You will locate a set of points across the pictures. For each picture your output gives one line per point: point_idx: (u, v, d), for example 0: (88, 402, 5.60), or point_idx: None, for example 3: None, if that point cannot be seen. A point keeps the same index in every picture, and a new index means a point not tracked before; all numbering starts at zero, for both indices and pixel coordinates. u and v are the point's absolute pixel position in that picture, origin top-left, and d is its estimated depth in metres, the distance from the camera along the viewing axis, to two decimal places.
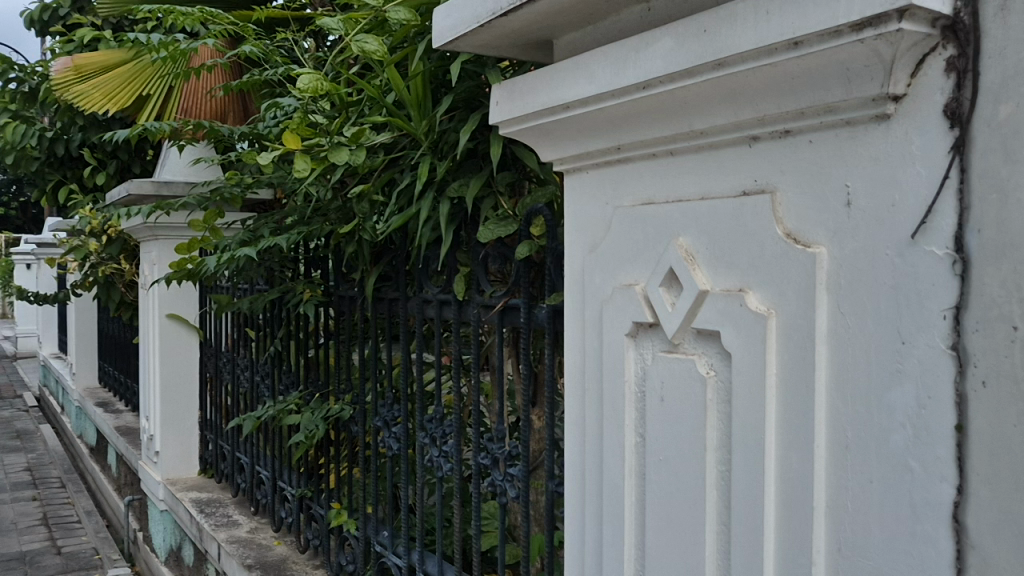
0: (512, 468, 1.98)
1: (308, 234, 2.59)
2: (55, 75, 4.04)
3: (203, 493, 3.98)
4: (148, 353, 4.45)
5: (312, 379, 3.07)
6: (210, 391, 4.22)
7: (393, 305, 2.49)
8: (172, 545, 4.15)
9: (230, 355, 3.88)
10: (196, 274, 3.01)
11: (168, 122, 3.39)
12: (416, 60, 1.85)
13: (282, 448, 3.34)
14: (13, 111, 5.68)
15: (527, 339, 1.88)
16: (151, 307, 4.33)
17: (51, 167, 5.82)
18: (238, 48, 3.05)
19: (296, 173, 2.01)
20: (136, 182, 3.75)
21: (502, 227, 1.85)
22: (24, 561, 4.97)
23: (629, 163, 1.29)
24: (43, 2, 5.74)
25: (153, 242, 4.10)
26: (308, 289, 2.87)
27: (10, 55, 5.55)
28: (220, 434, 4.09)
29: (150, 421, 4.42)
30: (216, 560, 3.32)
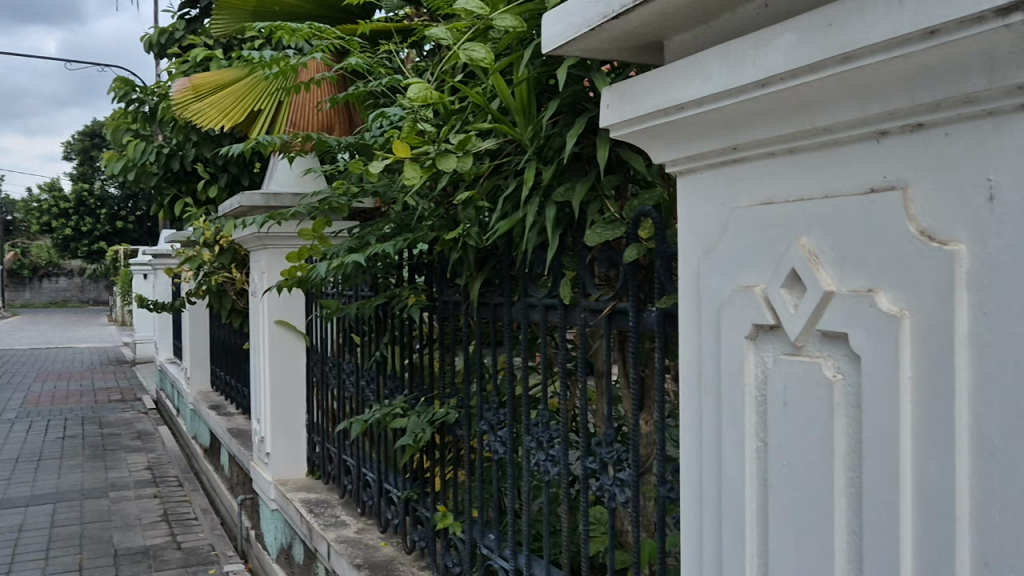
0: (621, 472, 1.97)
1: (412, 241, 2.64)
2: (175, 95, 4.27)
3: (312, 494, 4.10)
4: (259, 359, 4.63)
5: (417, 383, 3.12)
6: (317, 395, 4.35)
7: (497, 309, 2.51)
8: (283, 543, 4.29)
9: (337, 360, 3.99)
10: (306, 281, 3.11)
11: (279, 136, 3.52)
12: (522, 66, 1.87)
13: (388, 451, 3.41)
14: (135, 130, 6.05)
15: (636, 343, 1.86)
16: (261, 314, 4.50)
17: (167, 182, 6.15)
18: (344, 61, 3.14)
19: (406, 181, 2.04)
20: (246, 194, 3.90)
21: (610, 231, 1.84)
22: (148, 555, 5.25)
23: (746, 163, 1.26)
24: (160, 27, 6.07)
25: (263, 251, 4.26)
26: (413, 295, 2.92)
27: (131, 78, 5.88)
28: (327, 437, 4.20)
29: (261, 423, 4.59)
30: (325, 559, 3.41)
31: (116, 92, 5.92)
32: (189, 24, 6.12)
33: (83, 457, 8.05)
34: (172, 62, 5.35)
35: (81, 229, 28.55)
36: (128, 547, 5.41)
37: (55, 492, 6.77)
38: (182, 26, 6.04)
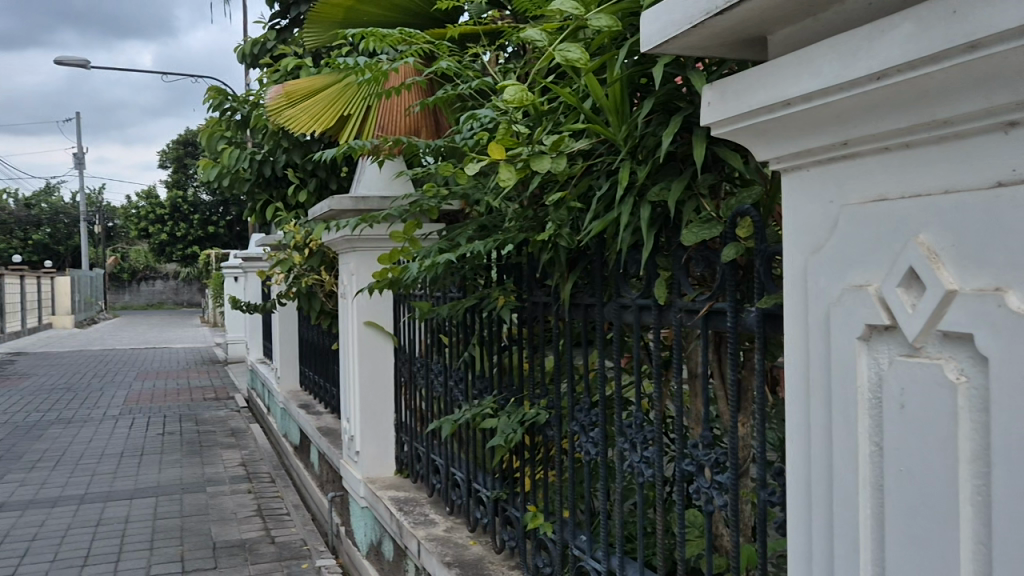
0: (719, 475, 1.93)
1: (502, 242, 2.66)
2: (270, 103, 4.42)
3: (401, 492, 4.17)
4: (348, 359, 4.73)
5: (506, 383, 3.14)
6: (405, 395, 4.42)
7: (589, 310, 2.51)
8: (373, 540, 4.37)
9: (425, 360, 4.05)
10: (398, 282, 3.17)
11: (369, 141, 3.59)
12: (617, 66, 1.87)
13: (477, 450, 3.44)
14: (228, 138, 6.29)
15: (735, 343, 1.83)
16: (350, 315, 4.61)
17: (260, 188, 6.34)
18: (433, 66, 3.19)
19: (501, 183, 2.07)
20: (336, 197, 3.99)
21: (706, 230, 1.82)
22: (245, 548, 5.43)
23: (856, 159, 1.22)
24: (253, 38, 6.28)
25: (351, 253, 4.35)
26: (502, 295, 2.94)
27: (225, 88, 6.10)
28: (415, 436, 4.26)
29: (351, 422, 4.69)
30: (416, 556, 3.46)
31: (211, 101, 6.15)
32: (279, 34, 6.31)
33: (181, 453, 8.39)
34: (265, 71, 5.53)
35: (175, 234, 29.74)
36: (225, 540, 5.61)
37: (156, 485, 7.08)
38: (272, 36, 6.23)
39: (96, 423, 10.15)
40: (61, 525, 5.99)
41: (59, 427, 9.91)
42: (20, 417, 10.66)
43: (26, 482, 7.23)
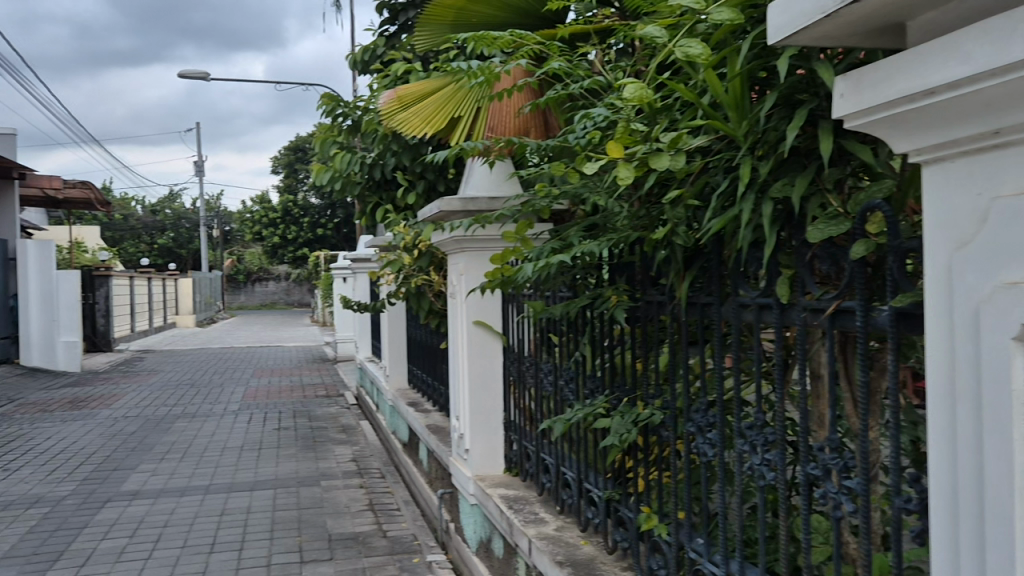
0: (848, 480, 1.85)
1: (616, 241, 2.65)
2: (384, 108, 4.53)
3: (510, 490, 4.20)
4: (457, 358, 4.80)
5: (619, 383, 3.11)
6: (514, 394, 4.45)
7: (706, 309, 2.47)
8: (483, 537, 4.42)
9: (534, 359, 4.06)
10: (510, 282, 3.19)
11: (480, 142, 3.64)
12: (739, 60, 1.83)
13: (589, 450, 3.44)
14: (341, 142, 6.47)
15: (864, 343, 1.76)
16: (459, 315, 4.68)
17: (370, 191, 6.49)
18: (545, 66, 3.20)
19: (619, 181, 2.06)
20: (446, 199, 4.04)
21: (833, 227, 1.76)
22: (358, 541, 5.59)
23: (1008, 149, 1.16)
24: (364, 45, 6.46)
25: (461, 254, 4.41)
26: (615, 295, 2.93)
27: (337, 94, 6.30)
28: (524, 434, 4.29)
29: (460, 421, 4.76)
30: (527, 554, 3.48)
31: (325, 108, 6.36)
32: (389, 40, 6.47)
33: (296, 447, 8.71)
34: (376, 77, 5.67)
35: (287, 237, 30.90)
36: (340, 532, 5.80)
37: (274, 478, 7.38)
38: (382, 43, 6.40)
39: (218, 418, 10.66)
40: (189, 513, 6.32)
41: (184, 420, 10.46)
42: (149, 410, 11.31)
43: (157, 473, 7.67)
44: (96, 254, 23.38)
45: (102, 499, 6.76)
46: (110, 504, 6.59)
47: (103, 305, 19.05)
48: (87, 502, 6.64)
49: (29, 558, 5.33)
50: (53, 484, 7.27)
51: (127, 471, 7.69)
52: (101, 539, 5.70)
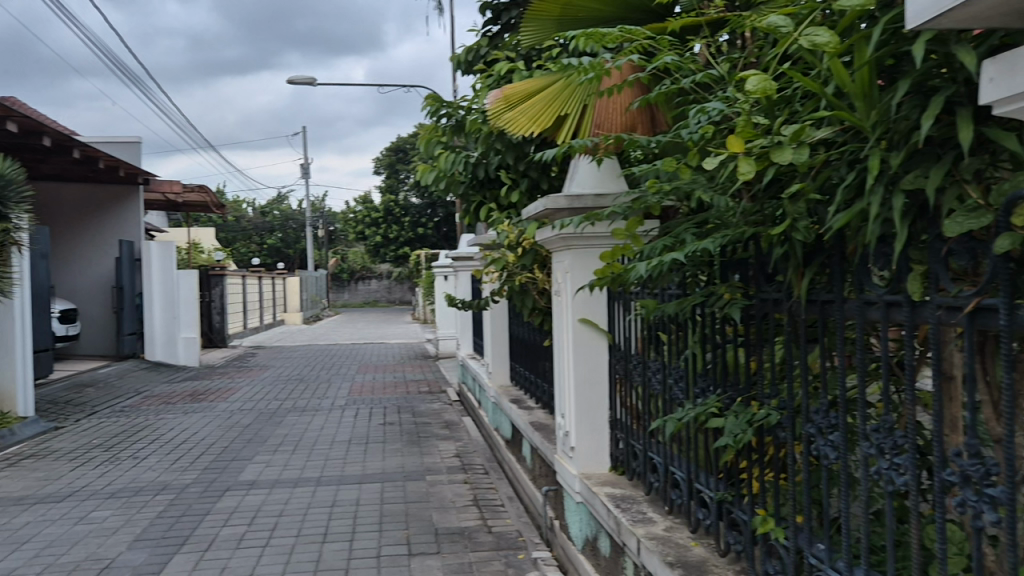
0: (989, 488, 1.75)
1: (731, 237, 2.59)
2: (491, 108, 4.57)
3: (617, 489, 4.17)
4: (562, 356, 4.80)
5: (732, 383, 3.04)
6: (621, 392, 4.41)
7: (828, 307, 2.38)
8: (589, 536, 4.40)
9: (641, 357, 4.02)
10: (620, 279, 3.16)
11: (587, 140, 3.64)
12: (868, 47, 1.76)
13: (700, 450, 3.37)
14: (445, 143, 6.56)
15: (1007, 342, 1.66)
16: (565, 313, 4.67)
17: (474, 190, 6.55)
18: (655, 61, 3.16)
19: (740, 176, 2.05)
20: (551, 197, 4.06)
21: (973, 220, 1.67)
22: (464, 535, 5.68)
23: None
24: (467, 46, 6.54)
25: (566, 252, 4.40)
26: (729, 293, 2.86)
27: (441, 95, 6.40)
28: (631, 433, 4.24)
29: (565, 418, 4.76)
30: (635, 555, 3.43)
31: (429, 109, 6.47)
32: (492, 40, 6.52)
33: (401, 442, 8.91)
34: (480, 77, 5.73)
35: (389, 236, 31.61)
36: (446, 527, 5.89)
37: (381, 472, 7.56)
38: (485, 43, 6.46)
39: (327, 412, 11.01)
40: (302, 503, 6.56)
41: (295, 414, 10.87)
42: (262, 404, 11.79)
43: (271, 463, 7.99)
44: (213, 254, 24.56)
45: (222, 487, 7.10)
46: (230, 493, 6.91)
47: (219, 303, 19.99)
48: (209, 490, 6.98)
49: (158, 541, 5.65)
50: (178, 472, 7.68)
51: (244, 462, 8.04)
52: (223, 525, 5.98)
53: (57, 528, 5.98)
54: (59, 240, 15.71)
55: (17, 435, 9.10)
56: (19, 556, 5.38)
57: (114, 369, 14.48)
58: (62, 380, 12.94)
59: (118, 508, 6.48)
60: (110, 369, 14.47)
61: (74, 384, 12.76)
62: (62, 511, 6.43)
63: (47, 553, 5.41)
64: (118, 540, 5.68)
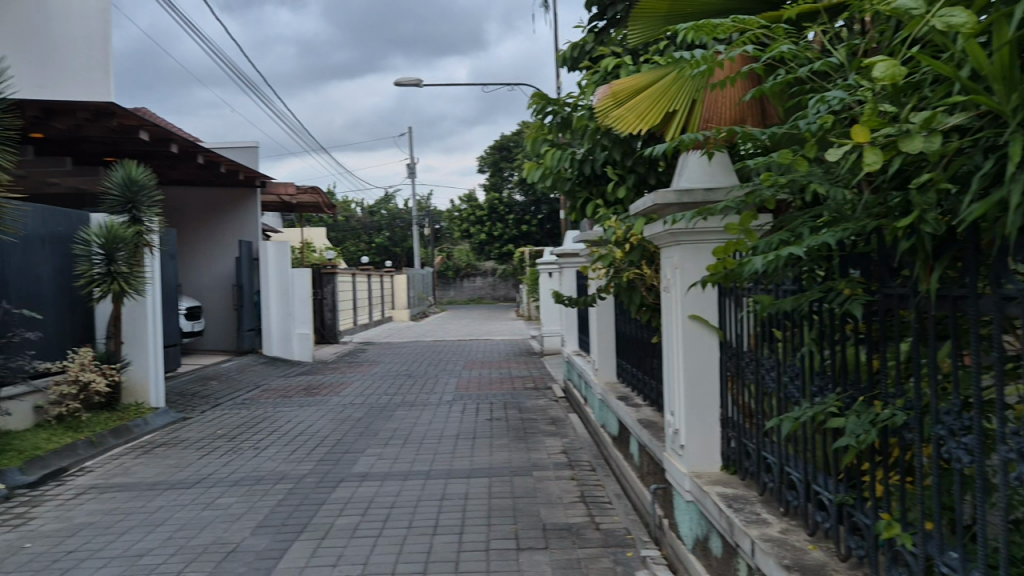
0: None
1: (854, 230, 2.50)
2: (598, 105, 4.56)
3: (728, 489, 4.08)
4: (671, 353, 4.74)
5: (852, 381, 2.93)
6: (732, 389, 4.32)
7: (960, 302, 2.26)
8: (699, 535, 4.32)
9: (754, 353, 3.93)
10: (733, 276, 3.09)
11: (698, 133, 3.58)
12: (1008, 27, 1.67)
13: (819, 450, 3.27)
14: (551, 140, 6.58)
15: None
16: (674, 309, 4.60)
17: (580, 186, 6.55)
18: (770, 50, 3.09)
19: (866, 167, 1.98)
20: (660, 192, 4.02)
21: None
22: (572, 532, 5.69)
23: None
24: (573, 42, 6.54)
25: (675, 248, 4.35)
26: (849, 288, 2.75)
27: (547, 93, 6.42)
28: (743, 432, 4.15)
29: (675, 416, 4.69)
30: (749, 556, 3.35)
31: (535, 107, 6.50)
32: (597, 35, 6.52)
33: (508, 438, 8.99)
34: (587, 73, 5.72)
35: (494, 234, 31.94)
36: (554, 522, 5.91)
37: (488, 467, 7.65)
38: (591, 39, 6.45)
39: (435, 407, 11.25)
40: (413, 496, 6.71)
41: (404, 409, 11.13)
42: (373, 398, 12.15)
43: (383, 457, 8.21)
44: (324, 254, 25.40)
45: (337, 478, 7.36)
46: (345, 483, 7.16)
47: (331, 301, 20.72)
48: (324, 481, 7.24)
49: (279, 528, 5.90)
50: (295, 463, 8.00)
51: (357, 454, 8.30)
52: (338, 515, 6.19)
53: (187, 513, 6.33)
54: (184, 241, 16.59)
55: (149, 424, 9.68)
56: (155, 537, 5.73)
57: (235, 363, 15.19)
58: (189, 373, 13.68)
59: (241, 496, 6.80)
60: (232, 363, 15.21)
61: (199, 377, 13.47)
62: (192, 497, 6.81)
63: (179, 536, 5.75)
64: (242, 526, 5.97)
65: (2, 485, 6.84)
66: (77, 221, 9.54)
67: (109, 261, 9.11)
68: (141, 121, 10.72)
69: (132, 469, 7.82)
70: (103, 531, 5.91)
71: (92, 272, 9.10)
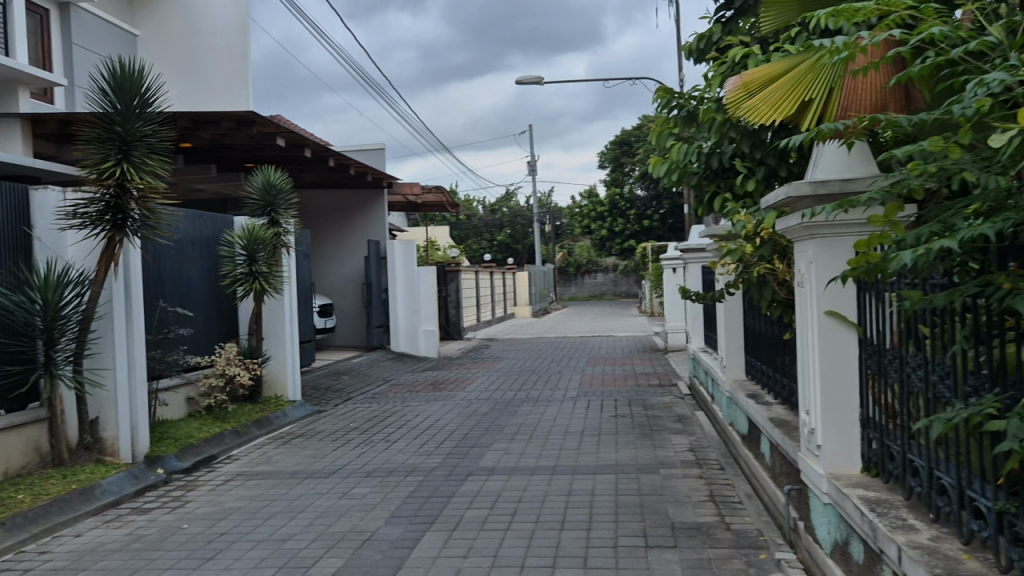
0: None
1: (1017, 219, 2.35)
2: (728, 95, 4.47)
3: (870, 492, 3.92)
4: (806, 350, 4.59)
5: (1013, 382, 2.75)
6: (873, 388, 4.14)
7: None
8: (838, 539, 4.17)
9: (898, 351, 3.75)
10: (878, 270, 2.96)
11: (837, 122, 3.44)
12: None
13: (975, 454, 3.10)
14: (677, 134, 6.48)
15: None
16: (809, 305, 4.45)
17: (707, 180, 6.42)
18: (917, 32, 2.95)
19: None
20: (793, 184, 3.89)
21: None
22: (701, 531, 5.60)
23: None
24: (699, 33, 6.43)
25: (810, 242, 4.22)
26: (1011, 282, 2.59)
27: (671, 86, 6.34)
28: (886, 433, 3.97)
29: (810, 416, 4.54)
30: (895, 563, 3.21)
31: (660, 101, 6.42)
32: (725, 25, 6.38)
33: (634, 435, 8.92)
34: (714, 65, 5.60)
35: (615, 229, 31.70)
36: (682, 521, 5.84)
37: (615, 464, 7.63)
38: (718, 29, 6.33)
39: (559, 402, 11.32)
40: (540, 491, 6.78)
41: (529, 404, 11.25)
42: (498, 394, 12.32)
43: (509, 451, 8.32)
44: (448, 251, 25.94)
45: (466, 471, 7.53)
46: (473, 477, 7.31)
47: (455, 298, 21.16)
48: (453, 474, 7.43)
49: (412, 518, 6.11)
50: (425, 456, 8.23)
51: (484, 449, 8.45)
52: (468, 507, 6.34)
53: (326, 501, 6.64)
54: (317, 241, 17.35)
55: (288, 416, 10.19)
56: (297, 523, 6.04)
57: (365, 358, 15.78)
58: (323, 368, 14.30)
59: (375, 486, 7.06)
60: (362, 359, 15.78)
61: (333, 372, 14.06)
62: (329, 486, 7.13)
63: (319, 523, 6.04)
64: (376, 515, 6.21)
65: (161, 470, 7.36)
66: (222, 224, 10.13)
67: (251, 261, 9.65)
68: (278, 128, 11.27)
69: (274, 458, 8.26)
70: (250, 515, 6.28)
71: (236, 272, 9.64)
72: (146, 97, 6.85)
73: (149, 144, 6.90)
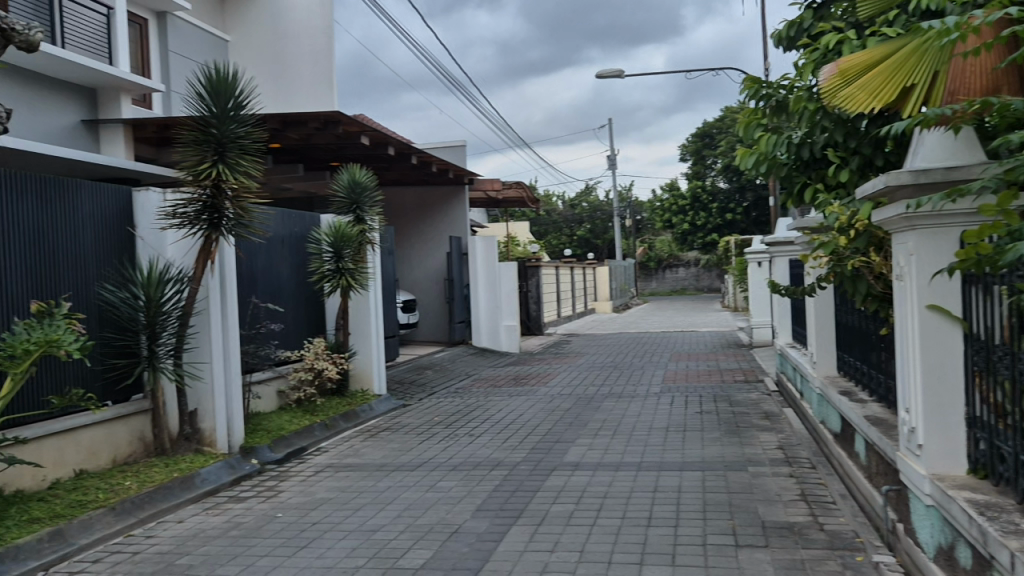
0: None
1: None
2: (825, 84, 4.30)
3: (979, 494, 3.74)
4: (907, 345, 4.41)
5: None
6: (980, 385, 3.95)
7: None
8: (943, 542, 4.00)
9: (1008, 347, 3.57)
10: (990, 262, 2.82)
11: (943, 107, 3.30)
12: None
13: None
14: (765, 125, 6.31)
15: None
16: (910, 299, 4.28)
17: (797, 171, 6.22)
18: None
19: None
20: (893, 173, 3.73)
21: None
22: (794, 531, 5.46)
23: None
24: (789, 20, 6.25)
25: (910, 233, 4.07)
26: None
27: (760, 76, 6.19)
28: (996, 433, 3.78)
29: (911, 414, 4.37)
30: (1008, 569, 3.05)
31: (748, 91, 6.28)
32: (816, 11, 6.18)
33: (720, 432, 8.76)
34: (805, 52, 5.44)
35: (698, 223, 31.17)
36: (773, 520, 5.71)
37: (701, 461, 7.51)
38: (809, 15, 6.14)
39: (642, 399, 11.19)
40: (626, 487, 6.73)
41: (612, 400, 11.16)
42: (580, 389, 12.27)
43: (593, 447, 8.29)
44: (528, 247, 25.98)
45: (550, 466, 7.53)
46: (558, 472, 7.30)
47: (536, 293, 21.19)
48: (537, 469, 7.43)
49: (498, 512, 6.14)
50: (509, 451, 8.27)
51: (567, 444, 8.43)
52: (554, 502, 6.34)
53: (413, 494, 6.73)
54: (399, 238, 17.63)
55: (374, 409, 10.38)
56: (386, 514, 6.16)
57: (448, 354, 15.94)
58: (408, 363, 14.53)
59: (460, 480, 7.12)
60: (445, 354, 15.96)
61: (416, 367, 14.28)
62: (415, 479, 7.23)
63: (407, 515, 6.13)
64: (463, 508, 6.27)
65: (256, 460, 7.61)
66: (310, 223, 10.38)
67: (338, 258, 9.86)
68: (363, 126, 11.49)
69: (362, 451, 8.43)
70: (340, 506, 6.42)
71: (324, 269, 9.87)
72: (240, 100, 7.07)
73: (243, 145, 7.11)
